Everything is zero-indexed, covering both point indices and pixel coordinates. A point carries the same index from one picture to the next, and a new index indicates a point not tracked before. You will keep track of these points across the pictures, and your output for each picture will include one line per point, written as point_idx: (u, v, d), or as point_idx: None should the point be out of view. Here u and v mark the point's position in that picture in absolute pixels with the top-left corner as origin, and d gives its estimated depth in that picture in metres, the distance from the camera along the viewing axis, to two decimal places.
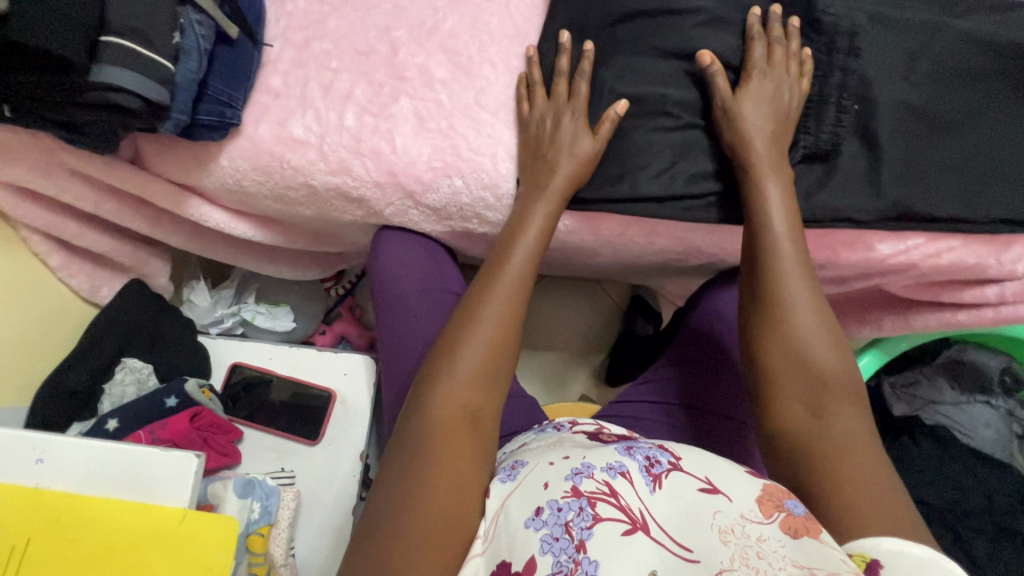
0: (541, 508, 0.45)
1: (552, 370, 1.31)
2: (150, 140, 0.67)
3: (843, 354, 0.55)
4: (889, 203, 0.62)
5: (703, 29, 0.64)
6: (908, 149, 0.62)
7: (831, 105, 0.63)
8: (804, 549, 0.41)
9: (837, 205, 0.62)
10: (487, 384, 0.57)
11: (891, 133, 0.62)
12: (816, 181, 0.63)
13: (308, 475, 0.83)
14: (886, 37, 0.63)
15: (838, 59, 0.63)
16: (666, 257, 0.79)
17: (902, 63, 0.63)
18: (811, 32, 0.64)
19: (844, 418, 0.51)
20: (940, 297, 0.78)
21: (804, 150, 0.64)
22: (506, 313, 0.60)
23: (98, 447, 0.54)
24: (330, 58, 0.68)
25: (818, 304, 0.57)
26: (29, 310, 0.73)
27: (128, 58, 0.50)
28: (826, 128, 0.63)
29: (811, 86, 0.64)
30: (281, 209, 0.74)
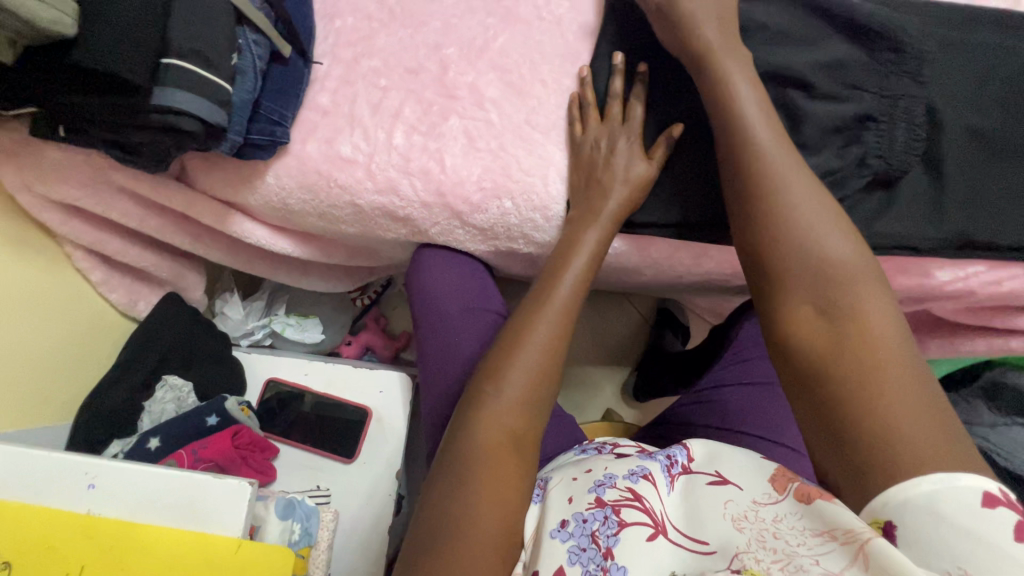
0: (566, 520, 0.46)
1: (578, 383, 1.29)
2: (198, 158, 0.67)
3: (863, 252, 0.48)
4: (954, 231, 0.61)
5: (771, 41, 0.63)
6: (973, 177, 0.62)
7: (902, 128, 0.61)
8: (819, 514, 0.39)
9: (901, 232, 0.61)
10: (533, 411, 0.55)
11: (957, 162, 0.61)
12: (877, 207, 0.62)
13: (343, 495, 0.82)
14: (950, 65, 0.62)
15: (906, 83, 0.61)
16: (712, 279, 0.77)
17: (968, 91, 0.62)
18: (882, 56, 0.62)
19: (870, 318, 0.44)
20: (991, 322, 0.77)
21: (873, 174, 0.61)
22: (555, 339, 0.58)
23: (153, 472, 0.54)
24: (379, 76, 0.67)
25: (826, 205, 0.51)
26: (70, 325, 0.72)
27: (190, 81, 0.50)
28: (898, 153, 0.61)
29: (880, 104, 0.61)
30: (323, 226, 0.73)
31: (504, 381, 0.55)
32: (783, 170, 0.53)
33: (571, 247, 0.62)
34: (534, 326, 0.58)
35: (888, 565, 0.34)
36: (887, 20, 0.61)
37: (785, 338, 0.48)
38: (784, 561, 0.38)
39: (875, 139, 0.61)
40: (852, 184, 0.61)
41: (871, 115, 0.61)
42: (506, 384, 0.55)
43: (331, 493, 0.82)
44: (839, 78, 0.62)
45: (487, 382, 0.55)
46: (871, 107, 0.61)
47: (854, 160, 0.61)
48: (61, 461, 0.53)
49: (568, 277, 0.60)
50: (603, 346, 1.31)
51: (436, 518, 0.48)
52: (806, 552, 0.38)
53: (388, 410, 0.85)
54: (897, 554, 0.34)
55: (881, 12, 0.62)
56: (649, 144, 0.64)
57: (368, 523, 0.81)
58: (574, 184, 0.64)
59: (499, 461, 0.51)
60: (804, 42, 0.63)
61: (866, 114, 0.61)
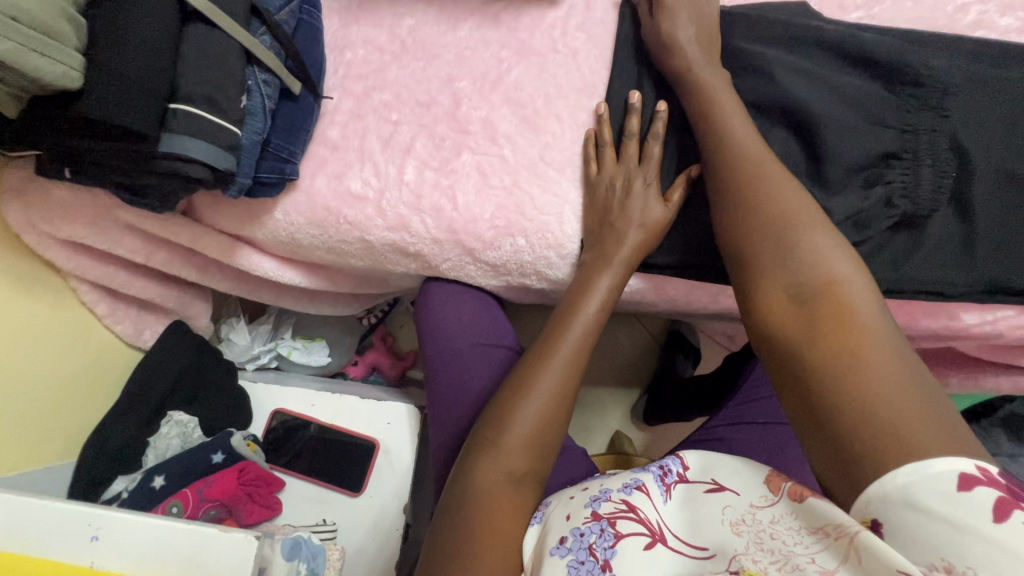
0: (564, 536, 0.45)
1: (585, 404, 1.27)
2: (205, 193, 0.66)
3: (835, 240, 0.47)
4: (984, 277, 0.59)
5: (795, 76, 0.61)
6: (1003, 219, 0.59)
7: (927, 167, 0.59)
8: (810, 510, 0.39)
9: (930, 276, 0.59)
10: (540, 452, 0.53)
11: (989, 203, 0.59)
12: (904, 250, 0.60)
13: (350, 528, 0.80)
14: (977, 99, 0.60)
15: (929, 119, 0.59)
16: (729, 314, 0.75)
17: (998, 129, 0.60)
18: (904, 91, 0.60)
19: (844, 302, 0.44)
20: (1016, 360, 0.75)
21: (899, 215, 0.59)
22: (568, 377, 0.56)
23: (167, 528, 0.52)
24: (390, 110, 0.66)
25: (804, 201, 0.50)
26: (76, 359, 0.71)
27: (198, 126, 0.48)
28: (924, 194, 0.59)
29: (903, 143, 0.59)
30: (332, 260, 0.71)
31: (514, 425, 0.53)
32: (775, 179, 0.52)
33: (585, 283, 0.60)
34: (546, 365, 0.56)
35: (876, 557, 0.34)
36: (909, 56, 0.59)
37: (764, 326, 0.47)
38: (781, 561, 0.38)
39: (899, 177, 0.59)
40: (878, 226, 0.59)
41: (895, 153, 0.59)
42: (516, 426, 0.53)
43: (337, 528, 0.79)
44: (861, 114, 0.60)
45: (495, 425, 0.54)
46: (894, 144, 0.59)
47: (879, 200, 0.59)
48: (65, 514, 0.52)
49: (581, 313, 0.59)
50: (612, 366, 1.29)
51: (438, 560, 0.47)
52: (803, 550, 0.38)
53: (397, 443, 0.84)
54: (886, 545, 0.34)
55: (902, 49, 0.60)
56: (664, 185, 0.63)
57: (375, 556, 0.79)
58: (590, 222, 0.63)
59: (505, 505, 0.50)
60: (825, 78, 0.61)
61: (889, 151, 0.59)
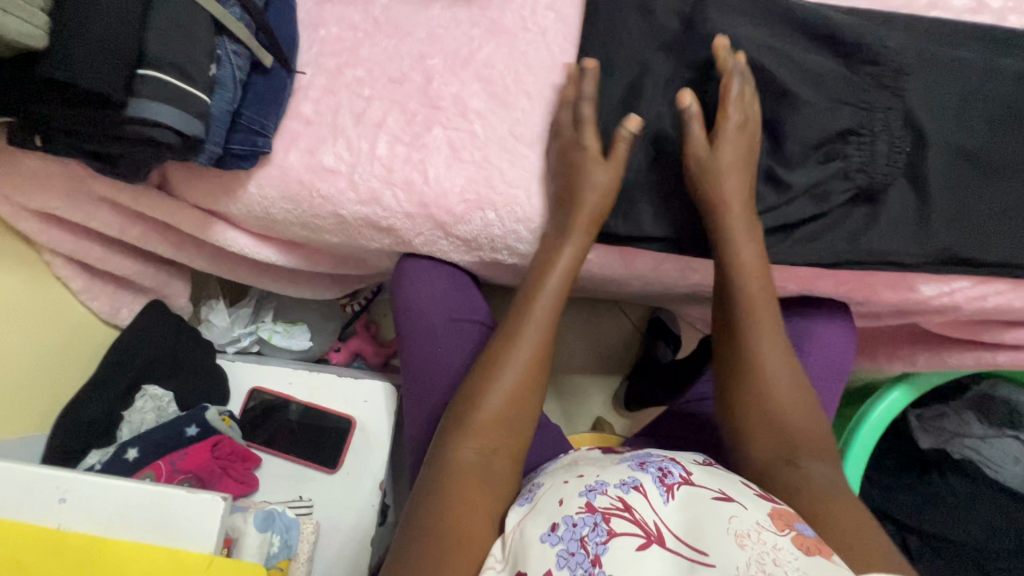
0: (556, 524, 0.43)
1: (569, 390, 1.28)
2: (178, 167, 0.66)
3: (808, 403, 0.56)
4: (938, 248, 0.61)
5: (759, 52, 0.62)
6: (956, 193, 0.61)
7: (883, 142, 0.60)
8: (818, 564, 0.39)
9: (887, 247, 0.61)
10: (512, 422, 0.55)
11: (943, 178, 0.61)
12: (862, 223, 0.62)
13: (327, 503, 0.81)
14: (930, 79, 0.62)
15: (885, 96, 0.61)
16: (700, 291, 0.77)
17: (954, 108, 0.61)
18: (861, 69, 0.61)
19: (815, 471, 0.52)
20: (978, 337, 0.76)
21: (855, 188, 0.61)
22: (541, 360, 0.58)
23: (132, 491, 0.53)
24: (363, 86, 0.67)
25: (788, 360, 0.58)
26: (51, 334, 0.72)
27: (166, 92, 0.49)
28: (880, 167, 0.60)
29: (859, 118, 0.61)
30: (307, 235, 0.72)
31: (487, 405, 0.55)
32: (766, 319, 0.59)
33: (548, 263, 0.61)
34: (514, 340, 0.58)
35: None
36: (866, 35, 0.61)
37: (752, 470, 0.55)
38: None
39: (856, 152, 0.61)
40: (833, 200, 0.61)
41: (853, 129, 0.61)
42: (487, 405, 0.55)
43: (313, 504, 0.81)
44: (820, 92, 0.61)
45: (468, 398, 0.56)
46: (851, 121, 0.61)
47: (836, 175, 0.61)
48: (35, 476, 0.53)
49: (547, 293, 0.60)
50: (595, 353, 1.30)
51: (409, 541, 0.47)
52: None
53: (374, 422, 0.84)
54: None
55: (858, 27, 0.62)
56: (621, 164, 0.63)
57: (351, 531, 0.80)
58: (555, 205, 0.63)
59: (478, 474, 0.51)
60: (785, 56, 0.62)
61: (847, 128, 0.61)
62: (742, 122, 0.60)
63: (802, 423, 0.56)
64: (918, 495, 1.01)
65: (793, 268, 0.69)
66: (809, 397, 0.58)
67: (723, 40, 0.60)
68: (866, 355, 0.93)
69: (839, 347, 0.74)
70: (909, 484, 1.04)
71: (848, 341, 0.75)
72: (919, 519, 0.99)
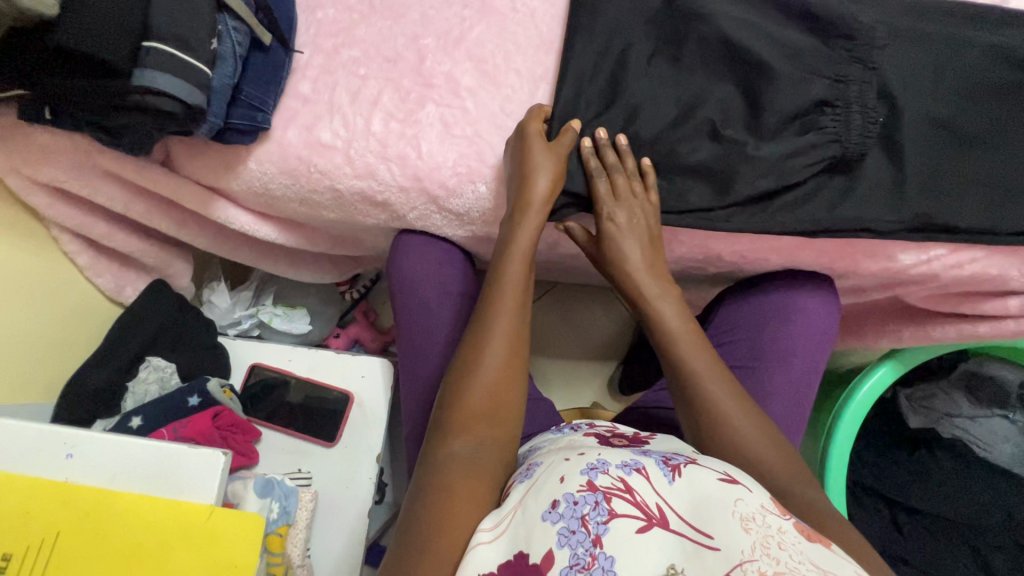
0: (557, 501, 0.44)
1: (564, 377, 1.29)
2: (181, 143, 0.69)
3: (771, 434, 0.55)
4: (911, 214, 0.63)
5: (742, 29, 0.64)
6: (930, 163, 0.64)
7: (857, 112, 0.63)
8: (820, 553, 0.40)
9: (865, 215, 0.63)
10: (498, 401, 0.57)
11: (916, 149, 0.64)
12: (840, 192, 0.64)
13: (325, 476, 0.83)
14: (900, 54, 0.65)
15: (859, 69, 0.63)
16: (688, 265, 0.79)
17: (924, 82, 0.64)
18: (835, 43, 0.64)
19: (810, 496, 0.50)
20: (959, 309, 0.78)
21: (831, 158, 0.63)
22: (510, 350, 0.59)
23: (140, 446, 0.56)
24: (359, 65, 0.69)
25: (737, 394, 0.58)
26: (58, 307, 0.74)
27: (169, 63, 0.52)
28: (854, 136, 0.63)
29: (834, 91, 0.63)
30: (305, 212, 0.74)
31: (464, 409, 0.56)
32: (705, 362, 0.60)
33: (506, 259, 0.62)
34: (490, 323, 0.60)
35: None
36: (839, 12, 0.64)
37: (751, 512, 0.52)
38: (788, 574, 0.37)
39: (832, 123, 0.63)
40: (808, 169, 0.63)
41: (828, 100, 0.63)
42: (463, 408, 0.56)
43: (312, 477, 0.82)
44: (797, 66, 0.64)
45: (456, 383, 0.58)
46: (826, 92, 0.63)
47: (812, 145, 0.63)
48: (42, 433, 0.55)
49: (509, 287, 0.61)
50: (591, 341, 1.30)
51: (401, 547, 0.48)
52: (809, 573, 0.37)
53: (371, 396, 0.86)
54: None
55: (831, 5, 0.64)
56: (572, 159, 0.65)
57: (351, 503, 0.81)
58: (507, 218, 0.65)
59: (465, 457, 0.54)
60: (765, 31, 0.65)
61: (823, 100, 0.63)
62: (629, 208, 0.63)
63: (773, 454, 0.54)
64: (909, 473, 1.03)
65: (776, 240, 0.72)
66: (777, 436, 0.56)
67: (587, 138, 0.64)
68: (853, 333, 0.94)
69: (823, 318, 0.77)
70: (901, 465, 1.05)
71: (832, 312, 0.77)
72: (907, 497, 1.01)
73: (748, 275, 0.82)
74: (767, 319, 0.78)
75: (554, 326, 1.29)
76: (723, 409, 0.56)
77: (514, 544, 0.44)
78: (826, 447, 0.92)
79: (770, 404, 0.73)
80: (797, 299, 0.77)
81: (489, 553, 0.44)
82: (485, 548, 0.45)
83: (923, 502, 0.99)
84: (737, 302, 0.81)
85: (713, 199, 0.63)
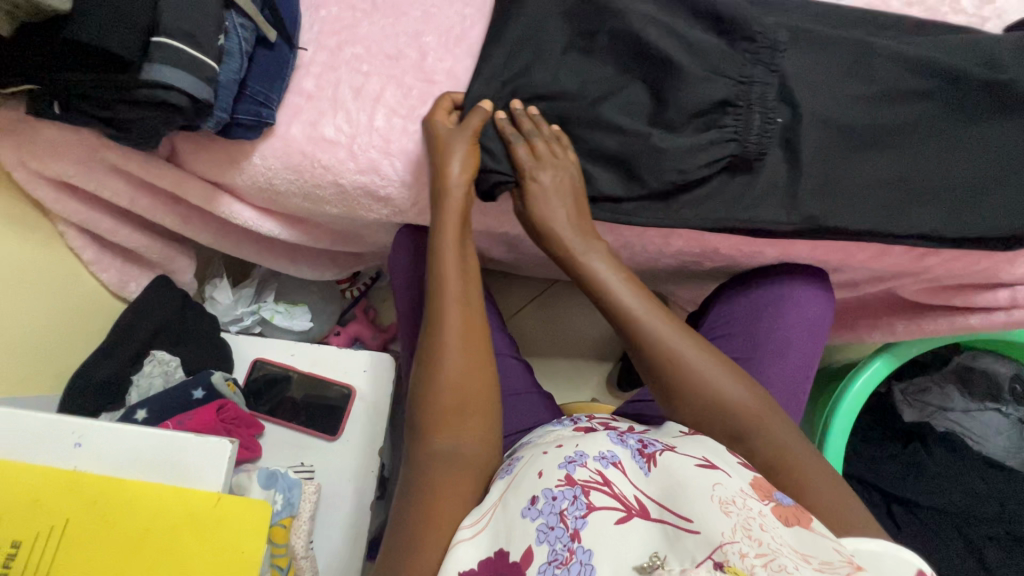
0: (537, 497, 0.46)
1: (564, 375, 1.29)
2: (186, 139, 0.70)
3: (731, 371, 0.59)
4: (803, 214, 0.65)
5: (652, 25, 0.65)
6: (830, 164, 0.65)
7: (757, 113, 0.64)
8: (799, 535, 0.41)
9: (756, 215, 0.65)
10: (466, 391, 0.57)
11: (814, 150, 0.65)
12: (740, 191, 0.66)
13: (328, 469, 0.83)
14: (803, 57, 0.66)
15: (761, 71, 0.65)
16: (687, 259, 0.80)
17: (828, 85, 0.66)
18: (738, 45, 0.65)
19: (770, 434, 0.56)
20: (951, 302, 0.80)
21: (730, 156, 0.65)
22: (468, 342, 0.59)
23: (144, 435, 0.57)
24: (361, 62, 0.71)
25: (692, 337, 0.60)
26: (63, 301, 0.75)
27: (178, 58, 0.54)
28: (752, 134, 0.64)
29: (735, 91, 0.64)
30: (308, 207, 0.75)
31: (432, 404, 0.56)
32: (652, 312, 0.61)
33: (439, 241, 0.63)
34: (443, 311, 0.60)
35: None
36: (742, 15, 0.65)
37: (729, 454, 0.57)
38: (768, 556, 0.38)
39: (733, 122, 0.64)
40: (704, 168, 0.64)
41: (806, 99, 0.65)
42: (431, 403, 0.56)
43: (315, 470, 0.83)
44: (705, 65, 0.65)
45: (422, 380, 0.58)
46: (728, 92, 0.64)
47: (711, 142, 0.64)
48: (52, 422, 0.56)
49: (449, 270, 0.61)
50: (591, 339, 1.29)
51: (390, 552, 0.51)
52: (790, 555, 0.38)
53: (372, 389, 0.87)
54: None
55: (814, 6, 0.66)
56: (488, 135, 0.66)
57: (353, 497, 0.82)
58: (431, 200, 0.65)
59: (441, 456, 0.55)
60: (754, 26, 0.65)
61: (724, 99, 0.64)
62: (553, 168, 0.64)
63: (731, 388, 0.58)
64: (902, 466, 1.05)
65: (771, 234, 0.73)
66: (734, 366, 0.60)
67: (500, 111, 0.66)
68: (847, 327, 0.96)
69: (817, 309, 0.79)
70: (895, 457, 1.06)
71: (825, 303, 0.79)
72: (902, 489, 1.02)
73: (743, 271, 0.84)
74: (762, 309, 0.79)
75: (553, 324, 1.29)
76: (682, 358, 0.59)
77: (494, 542, 0.46)
78: (822, 439, 0.94)
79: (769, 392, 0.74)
80: (792, 290, 0.79)
81: (470, 550, 0.46)
82: (466, 545, 0.47)
83: (915, 493, 1.01)
84: (734, 294, 0.83)
85: (621, 187, 0.67)
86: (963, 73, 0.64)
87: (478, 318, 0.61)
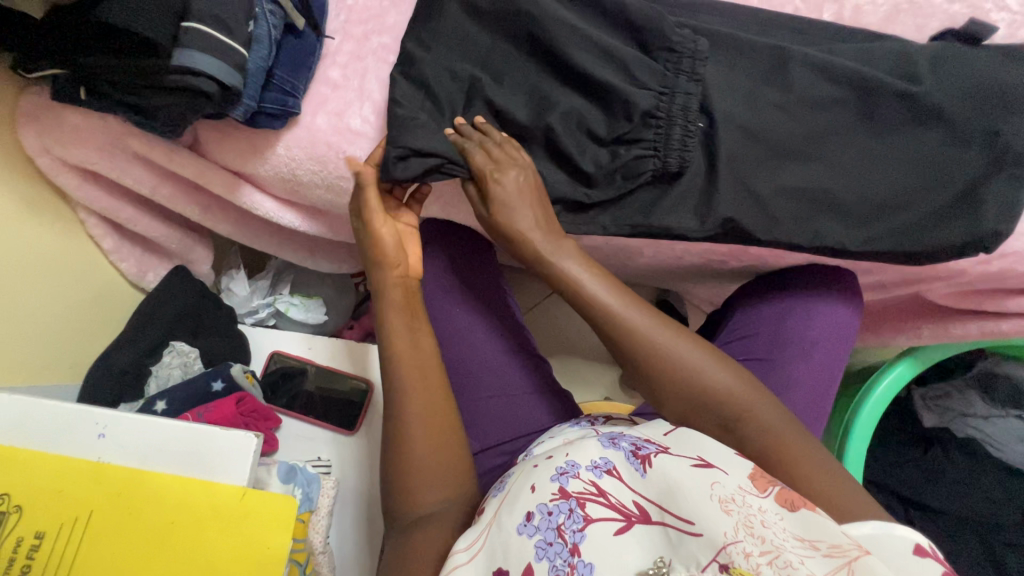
0: (532, 513, 0.44)
1: (578, 374, 1.27)
2: (210, 128, 0.69)
3: (725, 364, 0.58)
4: (714, 220, 0.63)
5: (578, 24, 0.63)
6: (748, 171, 0.64)
7: (678, 127, 0.62)
8: (803, 522, 0.40)
9: (669, 222, 0.65)
10: (443, 469, 0.57)
11: (731, 158, 0.64)
12: (653, 198, 0.66)
13: (344, 464, 0.81)
14: (725, 65, 0.64)
15: (683, 81, 0.62)
16: (714, 255, 0.79)
17: (743, 91, 0.64)
18: (658, 56, 0.63)
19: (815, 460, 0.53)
20: (983, 306, 0.78)
21: (658, 169, 0.64)
22: (431, 429, 0.58)
23: (161, 426, 0.56)
24: (388, 52, 0.69)
25: (681, 334, 0.59)
26: (82, 290, 0.74)
27: (205, 42, 0.53)
28: (673, 148, 0.63)
29: (658, 102, 0.62)
30: (331, 200, 0.73)
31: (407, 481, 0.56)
32: (634, 311, 0.59)
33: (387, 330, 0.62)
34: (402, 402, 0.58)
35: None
36: (658, 23, 0.62)
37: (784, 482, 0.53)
38: (773, 552, 0.37)
39: (653, 136, 0.63)
40: (628, 182, 0.65)
41: (841, 99, 0.63)
42: (407, 482, 0.56)
43: (332, 464, 0.81)
44: (623, 77, 0.63)
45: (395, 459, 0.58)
46: (649, 104, 0.62)
47: (635, 157, 0.64)
48: (75, 413, 0.56)
49: (404, 354, 0.60)
50: None
51: None
52: (795, 548, 0.37)
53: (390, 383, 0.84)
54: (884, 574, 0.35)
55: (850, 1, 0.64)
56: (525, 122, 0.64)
57: (370, 493, 0.79)
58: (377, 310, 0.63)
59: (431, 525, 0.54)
60: None
61: (647, 112, 0.62)
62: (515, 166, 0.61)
63: (723, 379, 0.57)
64: (924, 470, 1.03)
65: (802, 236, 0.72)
66: (716, 351, 0.59)
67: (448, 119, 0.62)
68: (869, 330, 0.94)
69: (843, 311, 0.78)
70: (917, 463, 1.04)
71: (851, 308, 0.78)
72: (920, 493, 1.01)
73: (768, 272, 0.83)
74: (787, 312, 0.78)
75: (568, 322, 1.28)
76: (673, 355, 0.58)
77: (491, 561, 0.45)
78: (844, 442, 0.92)
79: (795, 391, 0.73)
80: (819, 293, 0.78)
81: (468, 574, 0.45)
82: (463, 570, 0.46)
83: (935, 499, 0.99)
84: (755, 299, 0.81)
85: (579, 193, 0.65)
86: (883, 84, 0.62)
87: (441, 397, 0.59)
